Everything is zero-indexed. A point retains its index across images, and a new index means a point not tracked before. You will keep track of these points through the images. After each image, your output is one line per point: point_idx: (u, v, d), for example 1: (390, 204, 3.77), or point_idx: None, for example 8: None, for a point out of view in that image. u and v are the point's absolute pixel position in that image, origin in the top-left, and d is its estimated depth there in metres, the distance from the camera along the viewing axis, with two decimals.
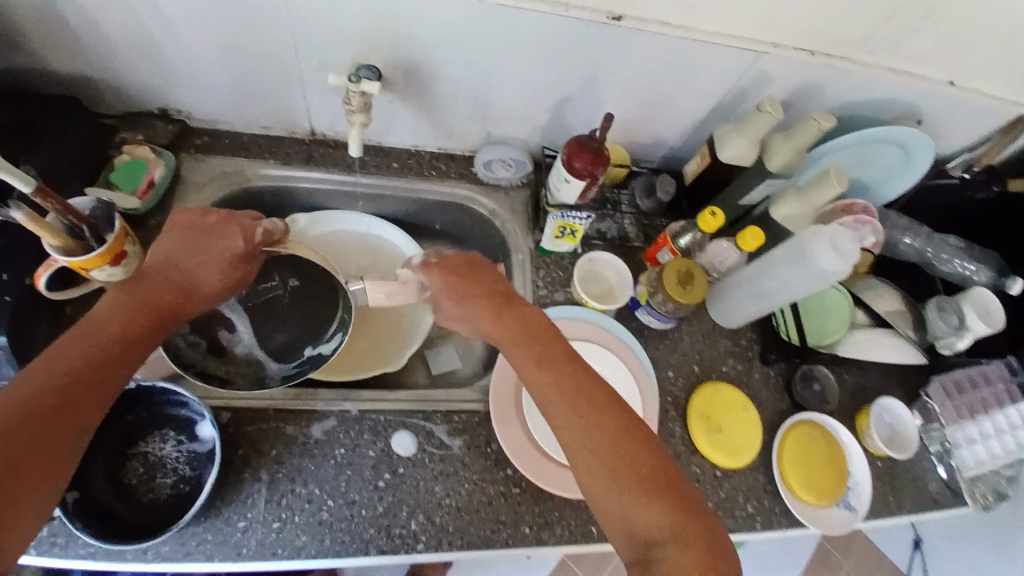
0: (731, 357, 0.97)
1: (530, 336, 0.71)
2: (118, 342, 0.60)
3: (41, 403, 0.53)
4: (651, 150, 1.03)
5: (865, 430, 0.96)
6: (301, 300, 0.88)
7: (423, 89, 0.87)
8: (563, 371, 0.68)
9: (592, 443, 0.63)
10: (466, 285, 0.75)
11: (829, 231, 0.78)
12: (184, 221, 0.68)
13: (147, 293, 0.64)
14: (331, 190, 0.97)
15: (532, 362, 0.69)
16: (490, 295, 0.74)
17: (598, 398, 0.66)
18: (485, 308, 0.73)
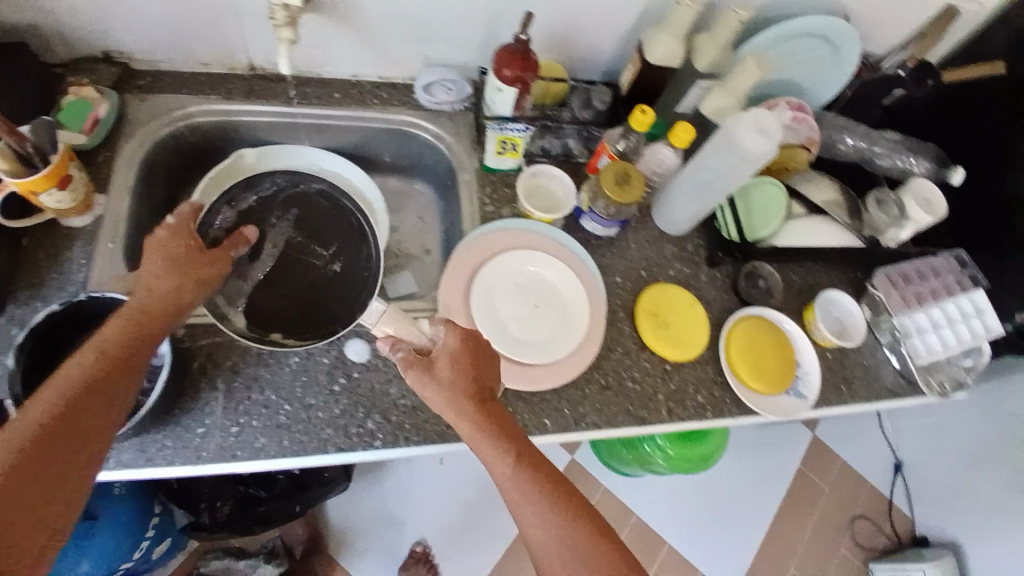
0: (678, 262, 1.01)
1: (507, 438, 0.68)
2: (108, 361, 0.61)
3: (40, 432, 0.54)
4: (589, 66, 1.04)
5: (811, 321, 1.00)
6: (333, 282, 0.96)
7: (354, 13, 0.89)
8: (536, 467, 0.67)
9: (559, 535, 0.64)
10: (456, 360, 0.72)
11: (752, 114, 0.82)
12: (152, 243, 0.69)
13: (132, 311, 0.65)
14: (275, 123, 0.99)
15: (511, 455, 0.67)
16: (473, 394, 0.70)
17: (569, 497, 0.66)
18: (467, 389, 0.70)
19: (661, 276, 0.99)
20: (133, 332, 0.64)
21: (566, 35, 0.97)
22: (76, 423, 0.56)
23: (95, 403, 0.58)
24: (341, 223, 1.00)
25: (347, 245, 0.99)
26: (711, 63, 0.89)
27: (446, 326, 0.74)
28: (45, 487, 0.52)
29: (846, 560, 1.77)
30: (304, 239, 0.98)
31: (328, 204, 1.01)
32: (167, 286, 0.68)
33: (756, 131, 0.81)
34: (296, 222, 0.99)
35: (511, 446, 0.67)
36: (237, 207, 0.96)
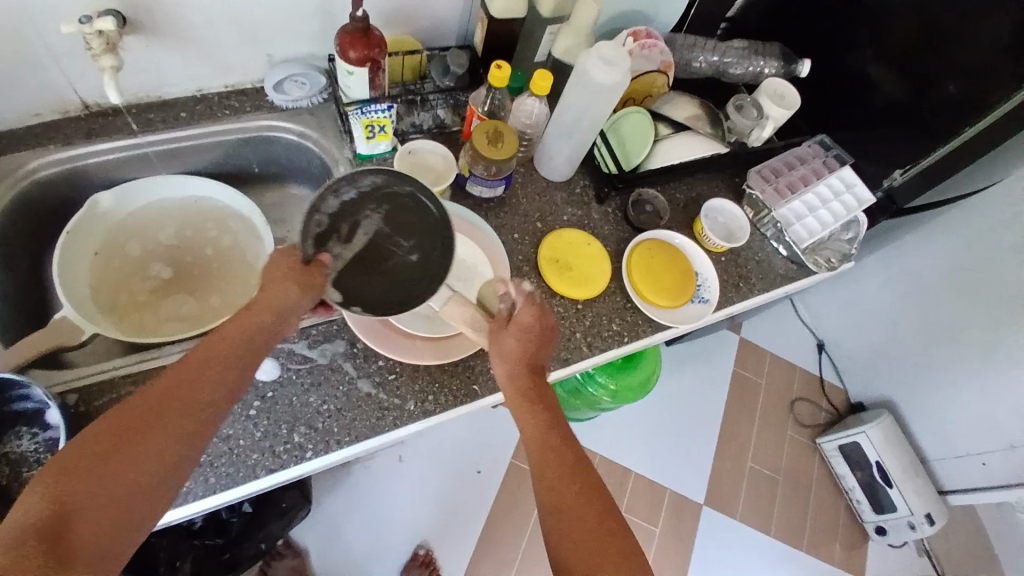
0: (569, 206, 1.03)
1: (540, 400, 0.74)
2: (199, 375, 0.64)
3: (113, 433, 0.58)
4: (440, 34, 1.03)
5: (702, 232, 1.06)
6: (402, 275, 0.81)
7: (179, 24, 0.84)
8: (561, 444, 0.71)
9: (572, 507, 0.67)
10: (517, 332, 0.76)
11: (596, 47, 0.84)
12: (277, 268, 0.72)
13: (232, 333, 0.67)
14: (124, 159, 0.92)
15: (546, 425, 0.72)
16: (526, 360, 0.76)
17: (577, 460, 0.71)
18: (526, 359, 0.76)
19: (556, 223, 1.02)
20: (213, 352, 0.66)
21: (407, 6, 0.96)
22: (148, 437, 0.59)
23: (165, 418, 0.60)
24: (416, 218, 0.83)
25: (422, 228, 0.83)
26: (553, 6, 0.91)
27: (523, 299, 0.78)
28: (117, 491, 0.56)
29: (794, 440, 1.94)
30: (392, 229, 0.82)
31: (413, 200, 0.83)
32: (262, 301, 0.69)
33: (602, 62, 0.83)
34: (386, 218, 0.82)
35: (548, 419, 0.73)
36: (117, 255, 0.94)
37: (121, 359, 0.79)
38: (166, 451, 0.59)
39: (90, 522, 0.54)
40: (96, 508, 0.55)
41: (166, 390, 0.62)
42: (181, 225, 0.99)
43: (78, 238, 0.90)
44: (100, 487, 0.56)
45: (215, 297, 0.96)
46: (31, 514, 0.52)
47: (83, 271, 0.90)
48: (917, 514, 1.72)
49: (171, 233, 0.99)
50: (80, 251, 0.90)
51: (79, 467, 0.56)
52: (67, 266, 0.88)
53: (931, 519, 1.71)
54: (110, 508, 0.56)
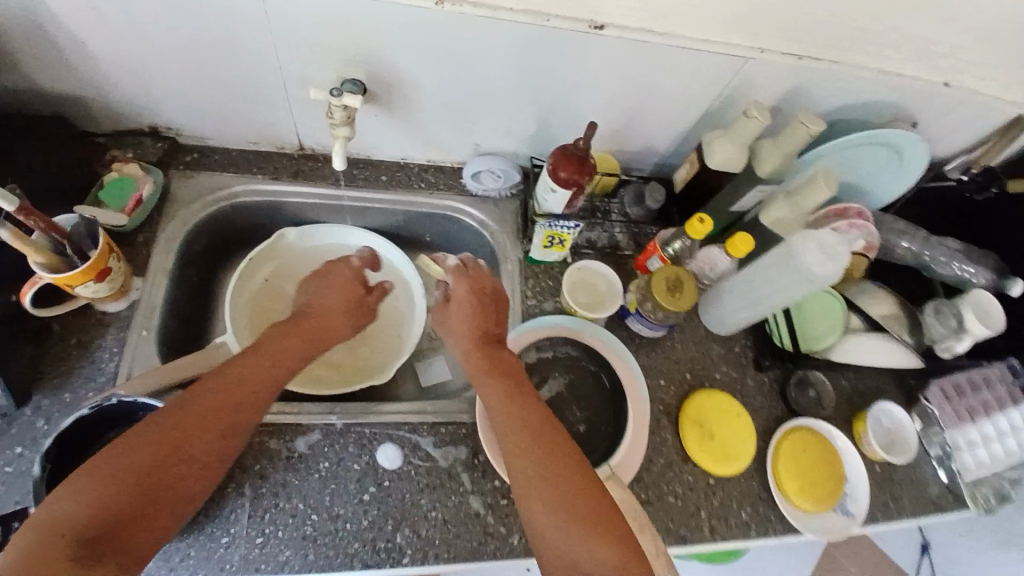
0: (725, 364, 0.96)
1: (505, 375, 0.77)
2: (247, 377, 0.69)
3: (165, 434, 0.61)
4: (640, 158, 1.02)
5: (862, 435, 0.96)
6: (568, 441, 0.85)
7: (409, 103, 0.87)
8: (527, 418, 0.72)
9: (545, 475, 0.67)
10: (473, 313, 0.82)
11: (817, 232, 0.79)
12: (339, 274, 0.86)
13: (289, 345, 0.75)
14: (318, 204, 0.97)
15: (504, 398, 0.74)
16: (485, 337, 0.81)
17: (542, 432, 0.70)
18: (481, 341, 0.80)
19: (706, 379, 0.95)
20: (259, 363, 0.71)
21: (619, 128, 0.95)
22: (195, 439, 0.62)
23: (210, 426, 0.64)
24: (597, 392, 0.90)
25: (596, 405, 0.89)
26: (773, 169, 0.86)
27: (455, 274, 0.85)
28: (161, 485, 0.59)
29: None
30: (571, 397, 0.89)
31: (596, 380, 0.91)
32: (317, 323, 0.80)
33: (819, 250, 0.78)
34: (569, 385, 0.90)
35: (513, 396, 0.74)
36: (279, 292, 0.99)
37: None
38: (207, 455, 0.63)
39: (133, 519, 0.57)
40: (138, 507, 0.57)
41: (212, 398, 0.65)
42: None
43: (251, 268, 0.96)
44: (141, 488, 0.58)
45: (360, 351, 0.98)
46: (91, 505, 0.55)
47: (247, 300, 0.96)
48: None
49: None
50: (249, 280, 0.96)
51: (128, 468, 0.58)
52: (237, 294, 0.94)
53: None
54: (150, 508, 0.58)
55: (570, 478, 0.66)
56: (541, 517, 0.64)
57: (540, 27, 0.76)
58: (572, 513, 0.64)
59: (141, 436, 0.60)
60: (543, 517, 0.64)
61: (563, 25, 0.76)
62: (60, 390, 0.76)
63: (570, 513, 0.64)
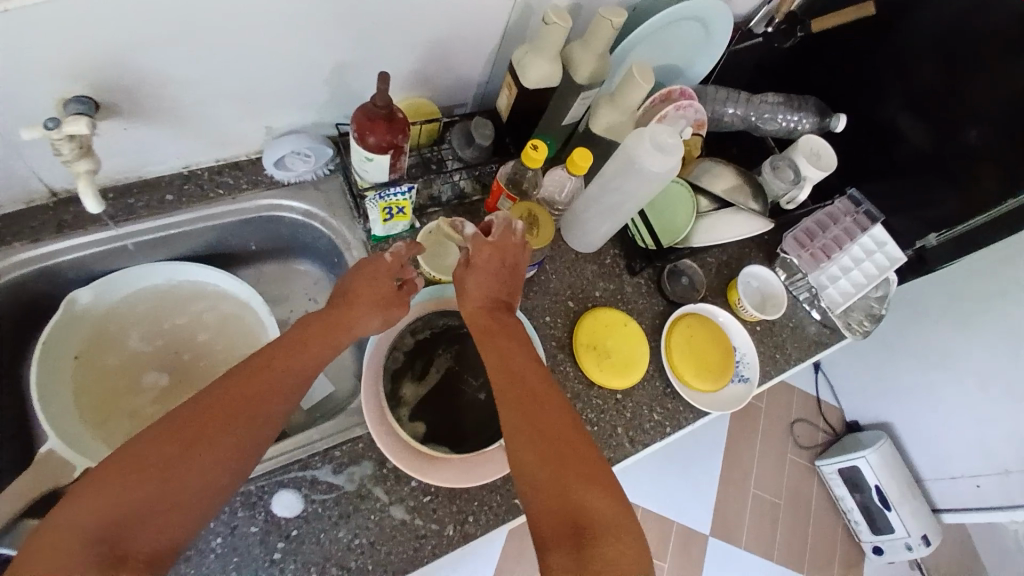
0: (601, 280, 0.96)
1: (506, 336, 0.70)
2: (269, 368, 0.63)
3: (183, 431, 0.56)
4: (458, 93, 0.93)
5: (738, 303, 1.01)
6: (472, 414, 0.81)
7: (165, 104, 0.72)
8: (527, 377, 0.66)
9: (549, 439, 0.61)
10: (478, 269, 0.73)
11: (648, 129, 0.76)
12: (372, 269, 0.73)
13: (334, 316, 0.69)
14: (103, 253, 0.80)
15: (507, 354, 0.68)
16: (492, 300, 0.73)
17: (550, 399, 0.64)
18: (490, 296, 0.73)
19: (589, 301, 0.94)
20: (278, 364, 0.63)
21: (424, 68, 0.85)
22: (210, 446, 0.56)
23: (228, 422, 0.58)
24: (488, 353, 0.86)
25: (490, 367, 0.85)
26: (592, 74, 0.81)
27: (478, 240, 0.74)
28: (172, 494, 0.53)
29: (794, 463, 1.88)
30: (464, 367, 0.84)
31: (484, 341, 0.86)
32: (341, 312, 0.70)
33: (654, 149, 0.76)
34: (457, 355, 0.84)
35: (514, 351, 0.69)
36: (97, 365, 0.82)
37: None
38: (223, 458, 0.56)
39: (146, 523, 0.52)
40: (150, 512, 0.52)
41: (231, 402, 0.59)
42: (149, 330, 0.86)
43: (54, 347, 0.77)
44: (154, 489, 0.53)
45: None
46: (93, 516, 0.50)
47: (64, 387, 0.78)
48: (913, 535, 1.65)
49: (140, 338, 0.86)
50: (57, 363, 0.78)
51: (139, 467, 0.53)
52: (47, 384, 0.76)
53: (926, 541, 1.64)
54: (166, 513, 0.53)
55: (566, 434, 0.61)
56: (532, 470, 0.59)
57: None
58: (571, 467, 0.59)
59: (157, 440, 0.55)
60: (538, 472, 0.59)
61: None
62: None
63: (564, 464, 0.59)
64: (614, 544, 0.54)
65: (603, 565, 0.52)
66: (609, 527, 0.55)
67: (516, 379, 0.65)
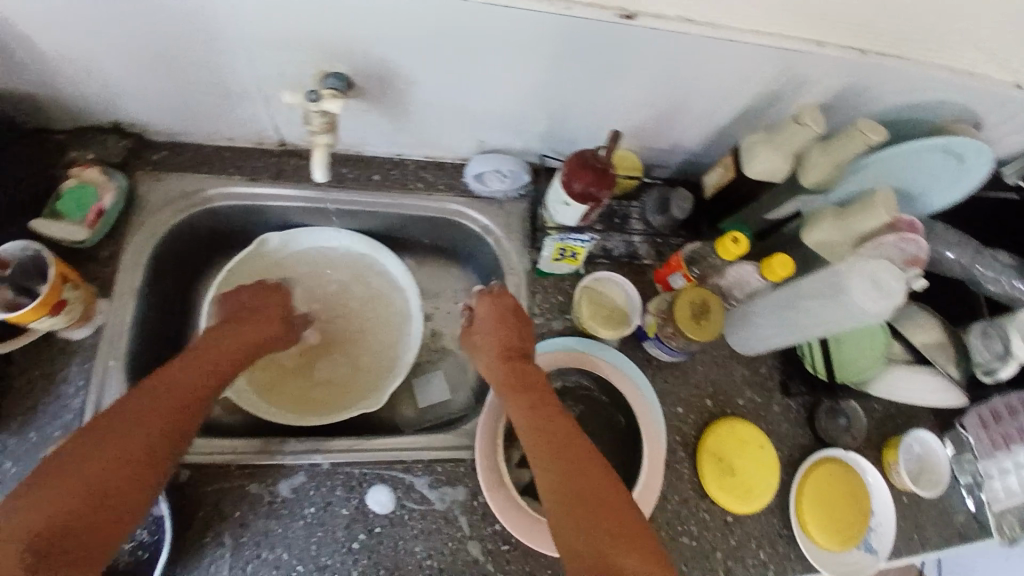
0: (749, 388, 0.89)
1: (533, 393, 0.70)
2: (189, 392, 0.65)
3: (95, 430, 0.58)
4: (666, 155, 0.91)
5: (890, 464, 0.89)
6: None
7: (404, 98, 0.76)
8: (547, 426, 0.66)
9: (582, 496, 0.60)
10: (490, 323, 0.76)
11: (872, 264, 0.69)
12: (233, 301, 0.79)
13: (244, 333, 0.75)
14: (304, 209, 0.87)
15: (534, 408, 0.68)
16: (515, 355, 0.74)
17: (580, 454, 0.63)
18: (504, 350, 0.75)
19: (729, 407, 0.87)
20: (178, 366, 0.66)
21: (643, 124, 0.83)
22: (124, 462, 0.57)
23: (134, 428, 0.59)
24: (609, 425, 0.82)
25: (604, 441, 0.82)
26: (819, 181, 0.76)
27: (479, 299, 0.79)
28: (91, 502, 0.55)
29: None
30: (582, 432, 0.82)
31: (610, 417, 0.83)
32: (255, 326, 0.76)
33: (869, 284, 0.69)
34: (579, 417, 0.82)
35: (532, 401, 0.69)
36: None
37: (241, 444, 0.73)
38: (127, 481, 0.57)
39: (78, 530, 0.53)
40: (80, 522, 0.54)
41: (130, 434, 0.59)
42: (305, 291, 0.92)
43: (228, 281, 0.86)
44: (81, 499, 0.54)
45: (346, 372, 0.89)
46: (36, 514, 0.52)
47: None
48: None
49: (295, 297, 0.91)
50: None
51: (57, 470, 0.55)
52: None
53: None
54: (95, 512, 0.55)
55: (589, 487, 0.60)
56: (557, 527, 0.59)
57: (557, 16, 0.64)
58: (587, 521, 0.58)
59: (66, 465, 0.55)
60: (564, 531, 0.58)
61: (586, 13, 0.64)
62: (25, 429, 0.68)
63: (591, 523, 0.57)
64: None
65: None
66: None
67: (540, 433, 0.66)
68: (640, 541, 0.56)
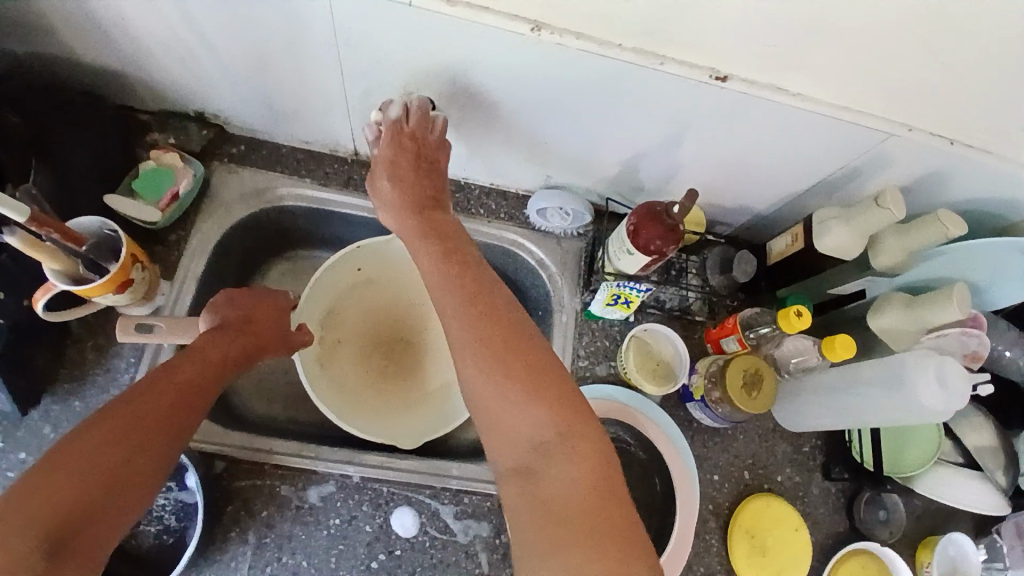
0: (790, 466, 0.86)
1: (443, 238, 0.70)
2: (201, 365, 0.62)
3: (114, 415, 0.54)
4: (733, 215, 0.89)
5: (923, 564, 0.83)
6: None
7: (480, 127, 0.77)
8: (461, 274, 0.66)
9: (496, 351, 0.60)
10: (385, 166, 0.71)
11: (938, 358, 0.66)
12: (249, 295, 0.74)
13: (235, 335, 0.68)
14: (367, 220, 0.87)
15: (436, 254, 0.68)
16: (421, 196, 0.72)
17: (499, 321, 0.62)
18: (413, 196, 0.71)
19: (766, 482, 0.85)
20: (191, 365, 0.61)
21: (715, 182, 0.82)
22: (126, 459, 0.52)
23: (158, 413, 0.56)
24: (642, 486, 0.81)
25: (638, 498, 0.81)
26: (891, 265, 0.75)
27: (387, 130, 0.71)
28: (100, 492, 0.50)
29: None
30: None
31: (644, 475, 0.82)
32: (262, 332, 0.71)
33: (936, 382, 0.66)
34: None
35: (439, 246, 0.69)
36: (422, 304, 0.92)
37: (277, 442, 0.73)
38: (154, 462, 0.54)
39: (102, 512, 0.50)
40: (105, 500, 0.50)
41: (156, 391, 0.57)
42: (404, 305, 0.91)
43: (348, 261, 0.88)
44: (97, 483, 0.50)
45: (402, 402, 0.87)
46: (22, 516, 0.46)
47: (347, 289, 0.89)
48: None
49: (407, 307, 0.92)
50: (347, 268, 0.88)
51: (68, 462, 0.50)
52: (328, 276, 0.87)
53: None
54: (100, 505, 0.50)
55: (511, 339, 0.61)
56: (485, 389, 0.60)
57: (648, 70, 0.63)
58: (515, 379, 0.59)
59: (78, 442, 0.51)
60: (482, 384, 0.60)
61: (679, 71, 0.63)
62: (72, 398, 0.70)
63: (519, 380, 0.59)
64: (567, 458, 0.56)
65: (551, 492, 0.56)
66: (569, 442, 0.57)
67: (470, 295, 0.64)
68: (567, 386, 0.60)
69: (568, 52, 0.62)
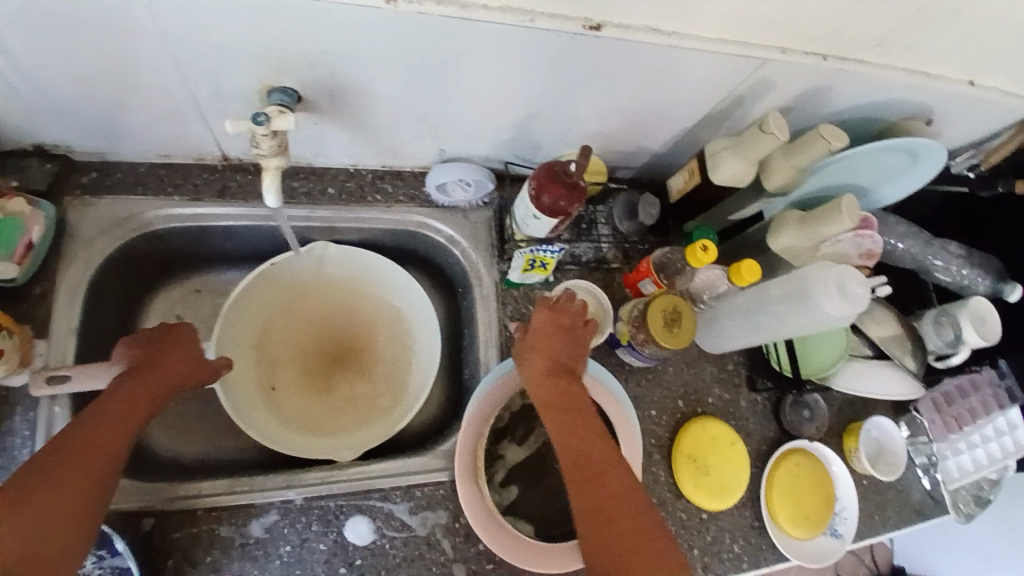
0: (717, 386, 0.90)
1: (559, 400, 0.69)
2: (119, 412, 0.60)
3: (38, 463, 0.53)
4: (632, 158, 0.89)
5: (853, 449, 0.91)
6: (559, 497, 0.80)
7: (357, 111, 0.72)
8: (581, 443, 0.65)
9: (600, 509, 0.60)
10: (540, 335, 0.72)
11: (837, 271, 0.70)
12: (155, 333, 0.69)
13: (158, 374, 0.66)
14: (256, 227, 0.81)
15: (559, 424, 0.67)
16: (553, 363, 0.71)
17: (593, 472, 0.62)
18: (552, 362, 0.71)
19: (699, 405, 0.89)
20: (110, 412, 0.59)
21: (609, 130, 0.81)
22: (59, 506, 0.52)
23: (82, 457, 0.55)
24: None
25: None
26: (783, 185, 0.76)
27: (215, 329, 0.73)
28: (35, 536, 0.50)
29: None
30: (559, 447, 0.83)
31: None
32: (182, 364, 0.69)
33: (837, 293, 0.70)
34: None
35: (561, 414, 0.68)
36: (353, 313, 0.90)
37: (207, 483, 0.69)
38: (83, 504, 0.54)
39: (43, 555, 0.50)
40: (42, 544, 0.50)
41: (79, 439, 0.56)
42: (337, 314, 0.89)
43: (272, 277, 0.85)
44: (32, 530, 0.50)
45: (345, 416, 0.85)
46: None
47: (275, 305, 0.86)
48: None
49: (342, 317, 0.89)
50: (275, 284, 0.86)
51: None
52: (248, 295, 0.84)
53: None
54: (45, 548, 0.51)
55: (598, 485, 0.62)
56: (600, 560, 0.57)
57: (522, 29, 0.60)
58: (602, 530, 0.59)
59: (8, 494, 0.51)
60: (594, 552, 0.58)
61: (552, 26, 0.60)
62: None
63: (611, 535, 0.58)
64: None
65: None
66: None
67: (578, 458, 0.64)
68: (649, 530, 0.58)
69: (431, 19, 0.58)
